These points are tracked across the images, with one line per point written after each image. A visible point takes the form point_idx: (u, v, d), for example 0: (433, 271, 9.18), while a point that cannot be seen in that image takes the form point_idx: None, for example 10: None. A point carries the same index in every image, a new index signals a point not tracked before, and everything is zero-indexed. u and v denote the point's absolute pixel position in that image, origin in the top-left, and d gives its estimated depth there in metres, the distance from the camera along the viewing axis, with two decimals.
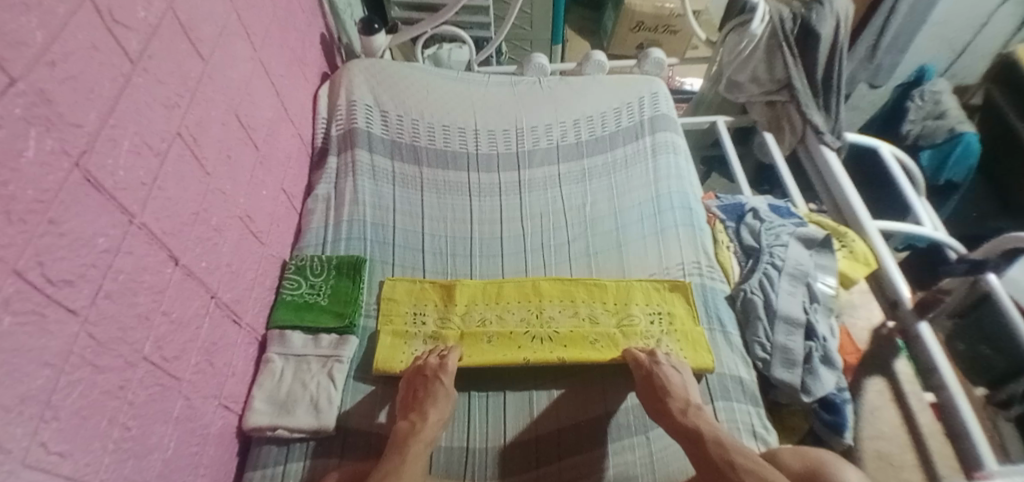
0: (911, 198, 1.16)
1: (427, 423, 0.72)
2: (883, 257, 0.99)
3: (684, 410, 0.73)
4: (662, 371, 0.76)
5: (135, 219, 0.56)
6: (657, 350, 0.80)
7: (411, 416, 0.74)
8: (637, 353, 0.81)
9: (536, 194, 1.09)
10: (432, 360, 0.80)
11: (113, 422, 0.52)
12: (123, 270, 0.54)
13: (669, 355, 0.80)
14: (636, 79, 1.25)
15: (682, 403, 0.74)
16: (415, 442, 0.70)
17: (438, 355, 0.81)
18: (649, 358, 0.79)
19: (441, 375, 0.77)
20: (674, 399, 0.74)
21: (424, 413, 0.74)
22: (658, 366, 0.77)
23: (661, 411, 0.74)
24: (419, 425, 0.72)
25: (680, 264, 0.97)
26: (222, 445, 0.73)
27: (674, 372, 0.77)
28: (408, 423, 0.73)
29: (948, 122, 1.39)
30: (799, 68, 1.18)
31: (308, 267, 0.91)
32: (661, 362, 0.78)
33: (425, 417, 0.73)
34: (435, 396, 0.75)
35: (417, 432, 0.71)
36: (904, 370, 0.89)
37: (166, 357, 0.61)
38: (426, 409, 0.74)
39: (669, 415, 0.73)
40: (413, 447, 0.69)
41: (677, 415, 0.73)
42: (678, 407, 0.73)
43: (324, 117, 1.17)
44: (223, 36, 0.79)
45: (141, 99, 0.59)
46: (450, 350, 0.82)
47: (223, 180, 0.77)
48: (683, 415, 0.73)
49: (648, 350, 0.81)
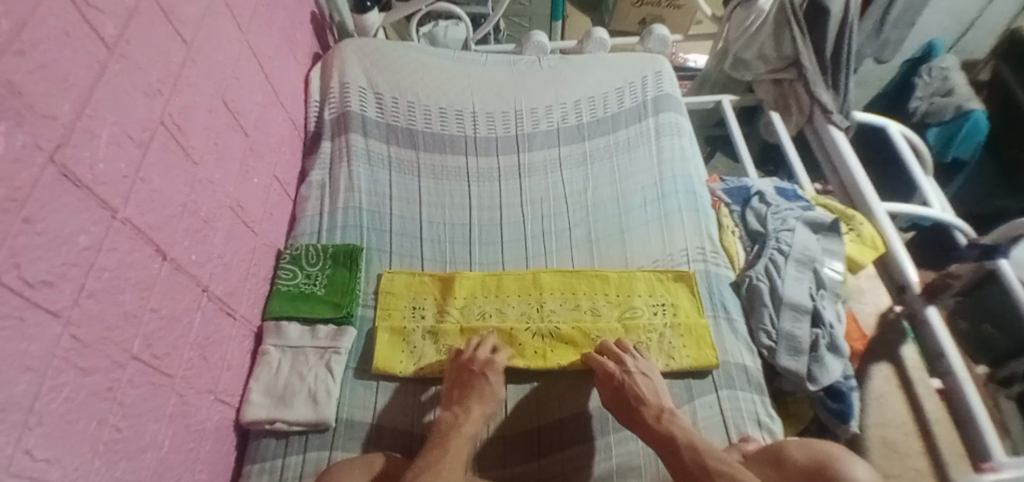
0: (919, 176, 1.13)
1: (470, 417, 0.71)
2: (892, 241, 0.97)
3: (660, 416, 0.71)
4: (634, 381, 0.74)
5: (117, 214, 0.54)
6: (626, 356, 0.77)
7: (454, 408, 0.72)
8: (603, 359, 0.77)
9: (536, 178, 1.06)
10: (479, 354, 0.78)
11: (102, 423, 0.51)
12: (107, 267, 0.52)
13: (638, 359, 0.78)
14: (639, 56, 1.20)
15: (656, 409, 0.72)
16: (458, 436, 0.68)
17: (485, 349, 0.79)
18: (617, 366, 0.76)
19: (488, 372, 0.76)
20: (648, 406, 0.72)
21: (468, 408, 0.72)
22: (628, 375, 0.74)
23: (636, 418, 0.72)
24: (462, 419, 0.70)
25: (684, 250, 0.94)
26: (220, 439, 0.72)
27: (645, 380, 0.75)
28: (451, 416, 0.71)
29: (956, 99, 1.34)
30: (808, 46, 1.13)
31: (304, 256, 0.89)
32: (632, 371, 0.75)
33: (469, 410, 0.72)
34: (479, 393, 0.74)
35: (459, 426, 0.69)
36: (911, 357, 0.87)
37: (157, 354, 0.60)
38: (471, 403, 0.72)
39: (644, 423, 0.71)
40: (455, 440, 0.67)
41: (653, 422, 0.70)
42: (654, 414, 0.71)
43: (317, 100, 1.13)
44: (207, 17, 0.76)
45: (119, 87, 0.56)
46: (500, 348, 0.80)
47: (212, 169, 0.74)
48: (656, 422, 0.70)
49: (617, 356, 0.78)
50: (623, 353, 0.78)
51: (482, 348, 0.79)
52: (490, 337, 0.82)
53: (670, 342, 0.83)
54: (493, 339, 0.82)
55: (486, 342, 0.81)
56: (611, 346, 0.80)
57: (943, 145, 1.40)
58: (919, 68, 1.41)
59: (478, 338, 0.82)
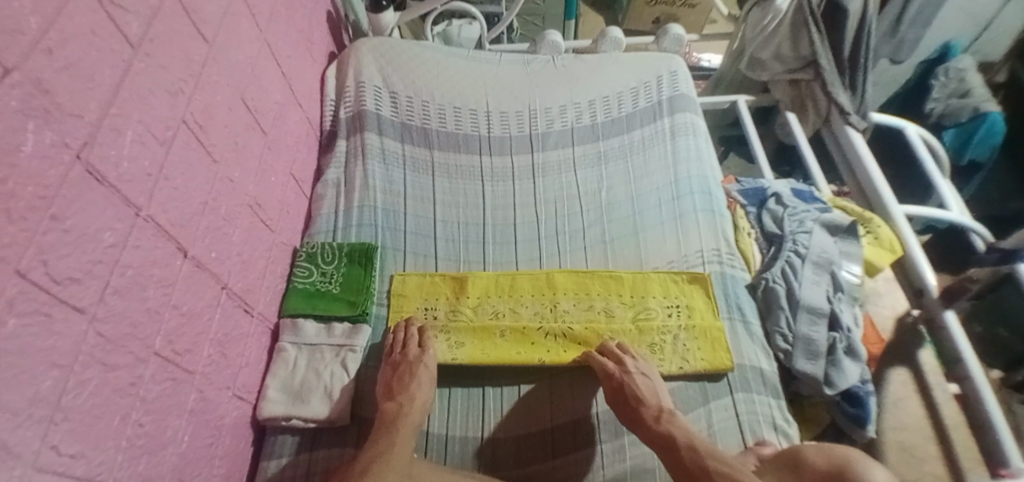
0: (937, 179, 1.11)
1: (414, 405, 0.72)
2: (909, 243, 0.95)
3: (659, 416, 0.70)
4: (633, 381, 0.74)
5: (141, 212, 0.55)
6: (626, 357, 0.77)
7: (397, 398, 0.73)
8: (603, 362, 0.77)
9: (549, 178, 1.06)
10: (410, 348, 0.79)
11: (126, 419, 0.52)
12: (131, 265, 0.53)
13: (638, 360, 0.78)
14: (654, 56, 1.20)
15: (655, 410, 0.71)
16: (405, 425, 0.70)
17: (413, 341, 0.80)
18: (616, 366, 0.76)
19: (422, 358, 0.77)
20: (648, 406, 0.72)
21: (411, 396, 0.73)
22: (628, 376, 0.74)
23: (636, 418, 0.72)
24: (407, 407, 0.72)
25: (699, 251, 0.94)
26: (238, 435, 0.72)
27: (645, 380, 0.75)
28: (396, 405, 0.72)
29: (973, 100, 1.33)
30: (825, 45, 1.12)
31: (320, 254, 0.90)
32: (632, 371, 0.75)
33: (412, 398, 0.73)
34: (419, 380, 0.75)
35: (406, 415, 0.71)
36: (927, 360, 0.87)
37: (178, 351, 0.60)
38: (412, 390, 0.74)
39: (643, 424, 0.71)
40: (403, 428, 0.69)
41: (652, 423, 0.70)
42: (653, 414, 0.71)
43: (333, 99, 1.14)
44: (227, 16, 0.76)
45: (143, 86, 0.57)
46: (427, 339, 0.81)
47: (231, 167, 0.74)
48: (655, 423, 0.70)
49: (617, 356, 0.77)
50: (622, 353, 0.78)
51: (411, 343, 0.80)
52: (416, 324, 0.83)
53: (682, 344, 0.83)
54: (420, 330, 0.82)
55: (411, 334, 0.82)
56: (612, 348, 0.79)
57: (959, 148, 1.38)
58: (936, 69, 1.39)
59: (405, 333, 0.82)
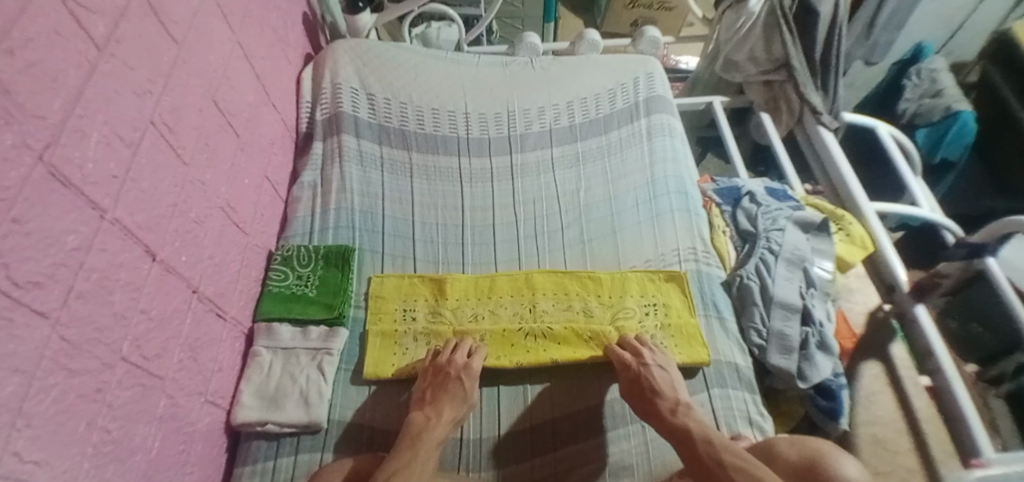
0: (908, 176, 1.14)
1: (440, 420, 0.71)
2: (880, 240, 0.97)
3: (674, 409, 0.72)
4: (650, 373, 0.75)
5: (107, 214, 0.54)
6: (644, 349, 0.78)
7: (425, 410, 0.72)
8: (624, 355, 0.78)
9: (528, 179, 1.06)
10: (456, 357, 0.78)
11: (91, 425, 0.51)
12: (96, 268, 0.52)
13: (656, 352, 0.79)
14: (632, 57, 1.21)
15: (672, 402, 0.73)
16: (428, 439, 0.68)
17: (463, 352, 0.79)
18: (634, 357, 0.77)
19: (464, 377, 0.75)
20: (663, 399, 0.73)
21: (440, 410, 0.72)
22: (645, 367, 0.75)
23: (651, 411, 0.73)
24: (433, 421, 0.70)
25: (676, 250, 0.95)
26: (210, 441, 0.71)
27: (662, 373, 0.75)
28: (423, 417, 0.71)
29: (945, 100, 1.36)
30: (798, 48, 1.14)
31: (296, 257, 0.89)
32: (649, 363, 0.76)
33: (440, 411, 0.71)
34: (453, 395, 0.73)
35: (430, 429, 0.69)
36: (900, 354, 0.89)
37: (146, 356, 0.59)
38: (442, 405, 0.72)
39: (658, 415, 0.72)
40: (427, 442, 0.67)
41: (667, 414, 0.71)
42: (668, 406, 0.72)
43: (309, 101, 1.13)
44: (198, 17, 0.75)
45: (109, 87, 0.56)
46: (477, 351, 0.80)
47: (202, 169, 0.73)
48: (671, 415, 0.71)
49: (635, 348, 0.79)
50: (643, 346, 0.79)
51: (460, 351, 0.79)
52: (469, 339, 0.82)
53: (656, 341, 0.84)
54: (470, 343, 0.82)
55: (463, 344, 0.81)
56: (631, 340, 0.81)
57: (932, 147, 1.41)
58: (909, 70, 1.43)
59: (458, 341, 0.82)
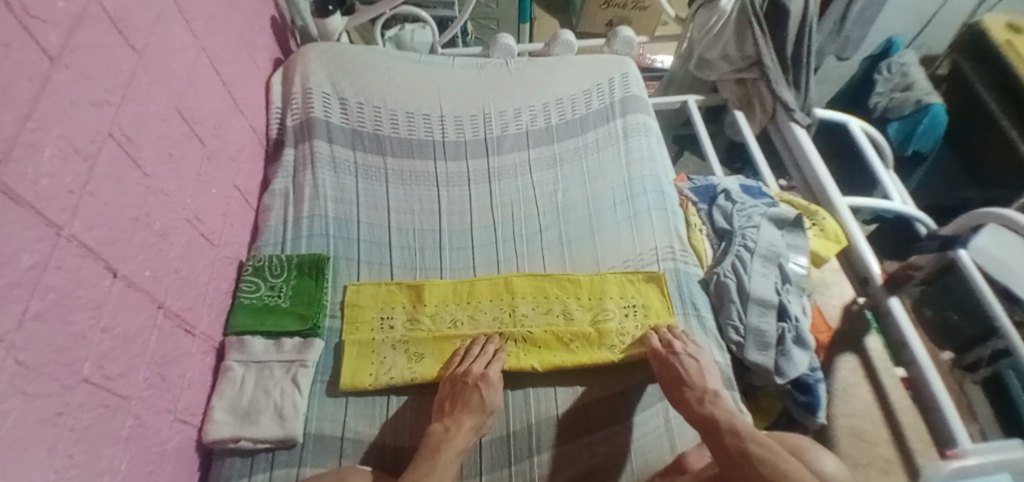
0: (879, 171, 1.16)
1: (460, 430, 0.71)
2: (853, 233, 0.99)
3: (702, 398, 0.73)
4: (681, 361, 0.76)
5: (63, 231, 0.52)
6: (676, 340, 0.79)
7: (444, 420, 0.72)
8: (653, 344, 0.80)
9: (506, 181, 1.06)
10: (474, 366, 0.77)
11: (53, 450, 0.48)
12: (53, 287, 0.50)
13: (688, 343, 0.79)
14: (607, 58, 1.21)
15: (700, 392, 0.74)
16: (447, 449, 0.69)
17: (482, 361, 0.79)
18: (666, 347, 0.78)
19: (482, 386, 0.75)
20: (692, 388, 0.74)
21: (459, 420, 0.72)
22: (676, 356, 0.77)
23: (679, 399, 0.74)
24: (452, 431, 0.70)
25: (654, 249, 0.95)
26: (182, 460, 0.69)
27: (693, 362, 0.76)
28: (442, 428, 0.71)
29: (915, 94, 1.40)
30: (769, 46, 1.15)
31: (267, 268, 0.87)
32: (679, 352, 0.77)
33: (459, 423, 0.71)
34: (470, 406, 0.73)
35: (449, 439, 0.69)
36: (875, 346, 0.90)
37: (110, 376, 0.57)
38: (460, 416, 0.72)
39: (686, 404, 0.73)
40: (444, 455, 0.68)
41: (694, 403, 0.73)
42: (696, 395, 0.73)
43: (279, 106, 1.10)
44: (158, 24, 0.73)
45: (64, 98, 0.54)
46: (495, 361, 0.79)
47: (166, 180, 0.71)
48: (698, 403, 0.73)
49: (667, 339, 0.80)
50: (676, 337, 0.80)
51: (478, 361, 0.78)
52: (492, 345, 0.82)
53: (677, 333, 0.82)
54: (495, 350, 0.81)
55: (486, 353, 0.80)
56: (665, 332, 0.82)
57: (904, 140, 1.45)
58: (880, 64, 1.45)
59: (479, 347, 0.81)
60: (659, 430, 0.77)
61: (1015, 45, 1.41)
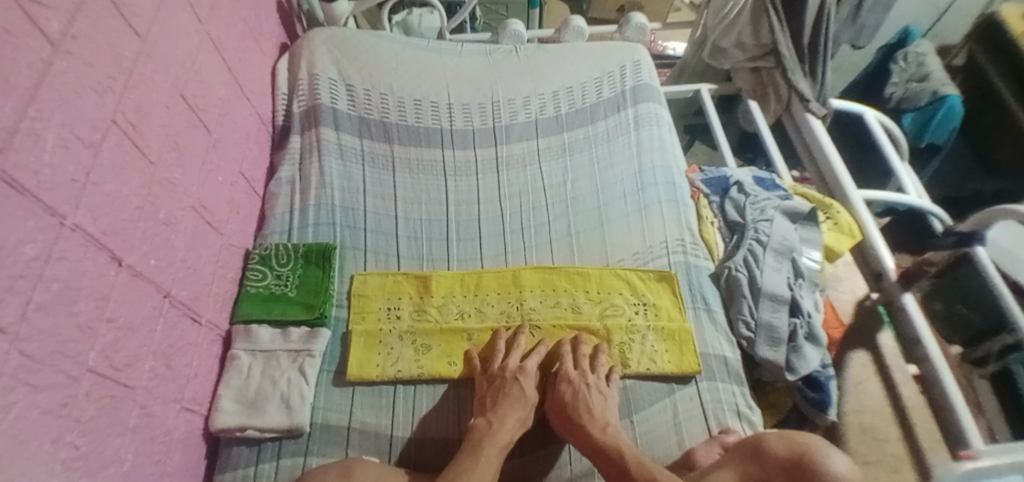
0: (895, 163, 1.14)
1: (505, 424, 0.69)
2: (868, 228, 0.97)
3: (604, 428, 0.70)
4: (588, 393, 0.74)
5: (66, 221, 0.51)
6: (588, 368, 0.77)
7: (488, 415, 0.71)
8: (566, 368, 0.78)
9: (514, 172, 1.04)
10: (509, 361, 0.77)
11: (59, 441, 0.48)
12: (57, 278, 0.49)
13: (600, 374, 0.77)
14: (618, 46, 1.19)
15: (603, 422, 0.71)
16: (491, 444, 0.67)
17: (516, 357, 0.79)
18: (579, 373, 0.76)
19: (520, 378, 0.75)
20: (594, 417, 0.71)
21: (503, 413, 0.70)
22: (582, 387, 0.74)
23: (578, 428, 0.70)
24: (496, 426, 0.69)
25: (663, 242, 0.93)
26: (189, 448, 0.69)
27: (600, 396, 0.74)
28: (485, 422, 0.70)
29: (932, 84, 1.36)
30: (785, 33, 1.12)
31: (274, 257, 0.87)
32: (590, 384, 0.75)
33: (504, 417, 0.70)
34: (512, 398, 0.72)
35: (494, 433, 0.68)
36: (888, 343, 0.89)
37: (116, 366, 0.57)
38: (504, 409, 0.71)
39: (585, 432, 0.70)
40: (489, 449, 0.66)
41: (594, 430, 0.69)
42: (597, 425, 0.70)
43: (285, 92, 1.09)
44: (161, 9, 0.72)
45: (66, 86, 0.52)
46: (533, 354, 0.80)
47: (171, 169, 0.70)
48: (599, 433, 0.69)
49: (578, 366, 0.78)
50: (587, 362, 0.78)
51: (511, 357, 0.78)
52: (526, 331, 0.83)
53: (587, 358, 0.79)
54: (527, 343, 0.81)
55: (518, 345, 0.80)
56: (575, 354, 0.80)
57: (918, 131, 1.40)
58: (896, 53, 1.42)
59: (507, 337, 0.82)
60: (667, 425, 0.76)
61: None
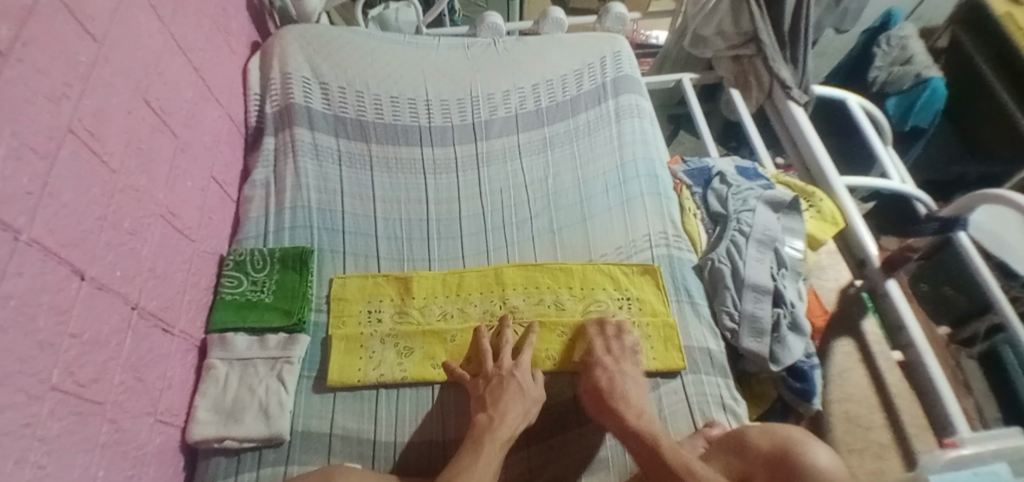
0: (878, 149, 1.13)
1: (506, 419, 0.67)
2: (851, 216, 0.96)
3: (640, 415, 0.67)
4: (624, 381, 0.72)
5: (23, 234, 0.49)
6: (620, 358, 0.76)
7: (488, 410, 0.69)
8: (602, 354, 0.76)
9: (495, 168, 1.03)
10: (504, 359, 0.76)
11: (23, 462, 0.46)
12: (14, 294, 0.47)
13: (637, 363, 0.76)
14: (598, 36, 1.17)
15: (637, 409, 0.68)
16: (492, 441, 0.65)
17: (508, 353, 0.77)
18: (614, 362, 0.75)
19: (517, 375, 0.73)
20: (629, 404, 0.69)
21: (501, 409, 0.69)
22: (613, 376, 0.73)
23: (613, 415, 0.68)
24: (498, 421, 0.67)
25: (646, 236, 0.93)
26: (164, 461, 0.68)
27: (634, 385, 0.73)
28: (487, 418, 0.68)
29: (915, 67, 1.36)
30: (765, 20, 1.11)
31: (249, 262, 0.85)
32: (624, 373, 0.73)
33: (505, 413, 0.68)
34: (512, 394, 0.71)
35: (494, 430, 0.66)
36: (872, 330, 0.90)
37: (82, 382, 0.55)
38: (505, 405, 0.69)
39: (618, 415, 0.67)
40: (489, 445, 0.64)
41: (631, 416, 0.67)
42: (632, 408, 0.68)
43: (257, 92, 1.06)
44: (120, 10, 0.69)
45: (17, 95, 0.50)
46: (523, 348, 0.78)
47: (136, 176, 0.68)
48: (633, 419, 0.67)
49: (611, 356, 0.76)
50: (621, 347, 0.77)
51: (505, 355, 0.76)
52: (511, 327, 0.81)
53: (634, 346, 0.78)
54: (513, 338, 0.80)
55: (508, 343, 0.79)
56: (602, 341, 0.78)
57: (902, 115, 1.39)
58: (878, 37, 1.42)
59: (488, 336, 0.80)
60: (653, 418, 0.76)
61: (1015, 16, 1.38)
